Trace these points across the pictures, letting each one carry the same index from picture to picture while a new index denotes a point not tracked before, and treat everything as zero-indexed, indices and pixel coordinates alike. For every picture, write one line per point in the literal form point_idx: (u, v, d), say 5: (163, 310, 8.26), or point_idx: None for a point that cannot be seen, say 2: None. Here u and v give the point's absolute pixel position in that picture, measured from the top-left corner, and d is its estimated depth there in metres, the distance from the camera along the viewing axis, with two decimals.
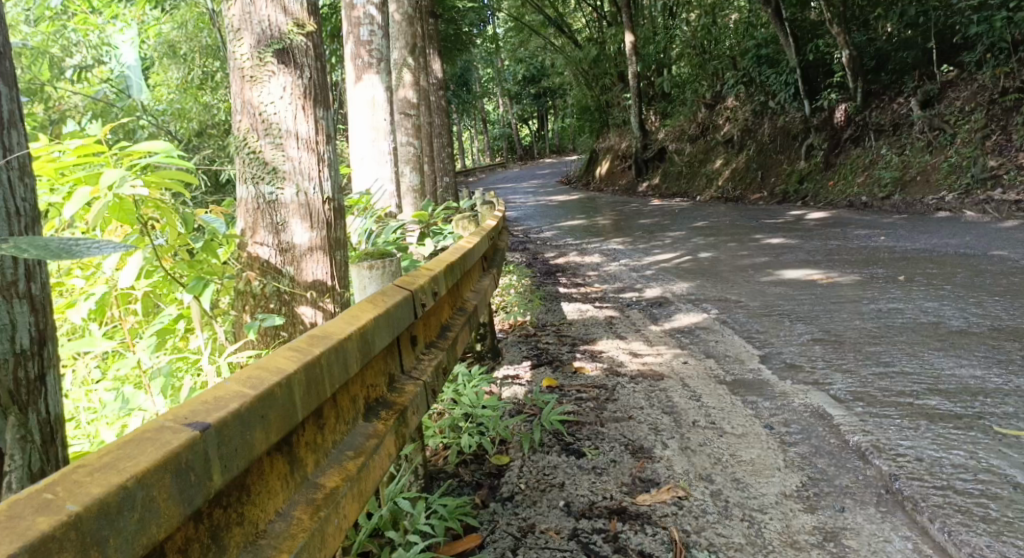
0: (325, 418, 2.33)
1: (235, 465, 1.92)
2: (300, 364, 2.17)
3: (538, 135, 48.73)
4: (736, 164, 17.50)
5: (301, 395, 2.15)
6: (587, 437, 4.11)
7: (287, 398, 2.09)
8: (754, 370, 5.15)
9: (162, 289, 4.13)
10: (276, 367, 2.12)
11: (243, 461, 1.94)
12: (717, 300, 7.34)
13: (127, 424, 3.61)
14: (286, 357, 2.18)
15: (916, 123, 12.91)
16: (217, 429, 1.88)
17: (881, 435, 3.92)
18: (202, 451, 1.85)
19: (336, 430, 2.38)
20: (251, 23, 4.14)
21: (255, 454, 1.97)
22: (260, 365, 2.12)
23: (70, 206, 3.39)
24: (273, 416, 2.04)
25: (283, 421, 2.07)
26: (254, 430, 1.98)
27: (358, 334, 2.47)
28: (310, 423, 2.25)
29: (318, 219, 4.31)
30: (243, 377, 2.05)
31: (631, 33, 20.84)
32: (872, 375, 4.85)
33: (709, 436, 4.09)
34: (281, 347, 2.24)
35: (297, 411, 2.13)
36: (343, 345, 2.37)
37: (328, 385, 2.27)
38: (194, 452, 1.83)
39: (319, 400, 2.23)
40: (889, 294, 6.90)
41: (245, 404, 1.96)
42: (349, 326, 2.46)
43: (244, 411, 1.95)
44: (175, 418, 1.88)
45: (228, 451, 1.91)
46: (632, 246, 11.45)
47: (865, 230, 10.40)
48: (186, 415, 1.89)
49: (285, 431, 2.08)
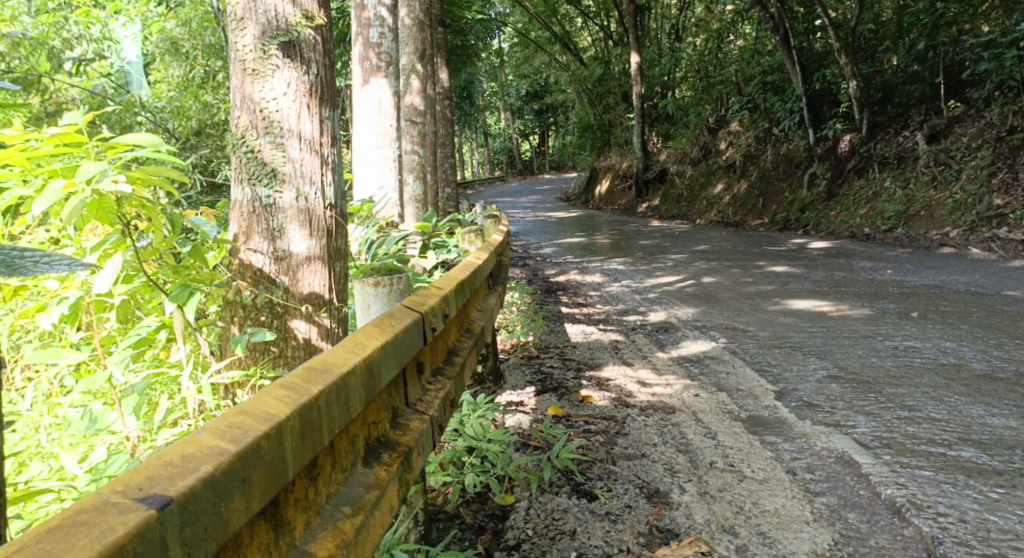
0: (319, 469, 2.09)
1: (202, 549, 1.75)
2: (294, 410, 1.97)
3: (539, 152, 48.36)
4: (737, 189, 17.19)
5: (293, 448, 1.96)
6: (599, 476, 3.80)
7: (274, 452, 1.91)
8: (770, 407, 4.82)
9: (142, 296, 3.80)
10: (263, 414, 1.93)
11: (213, 543, 1.77)
12: (723, 328, 7.01)
13: (91, 449, 3.29)
14: (276, 400, 1.98)
15: (922, 157, 12.62)
16: (180, 505, 1.72)
17: (918, 489, 3.66)
18: (156, 537, 1.68)
19: (331, 482, 2.13)
20: (257, 13, 3.85)
21: (229, 530, 1.80)
22: (245, 411, 1.93)
23: (41, 199, 3.06)
24: (256, 477, 1.87)
25: (267, 480, 1.89)
26: (231, 498, 1.81)
27: (363, 367, 2.22)
28: (301, 477, 2.03)
29: (319, 227, 4.01)
30: (222, 426, 1.88)
31: (636, 54, 20.68)
32: (897, 418, 4.52)
33: (729, 480, 3.78)
34: (272, 384, 2.04)
35: (285, 469, 1.94)
36: (345, 382, 2.14)
37: (324, 430, 2.05)
38: (144, 542, 1.66)
39: (313, 451, 2.02)
40: (903, 330, 6.58)
41: (219, 468, 1.79)
42: (352, 357, 2.22)
43: (218, 476, 1.79)
44: (126, 491, 1.71)
45: (195, 533, 1.74)
46: (634, 267, 11.12)
47: (871, 262, 10.11)
48: (140, 486, 1.72)
49: (268, 494, 1.89)
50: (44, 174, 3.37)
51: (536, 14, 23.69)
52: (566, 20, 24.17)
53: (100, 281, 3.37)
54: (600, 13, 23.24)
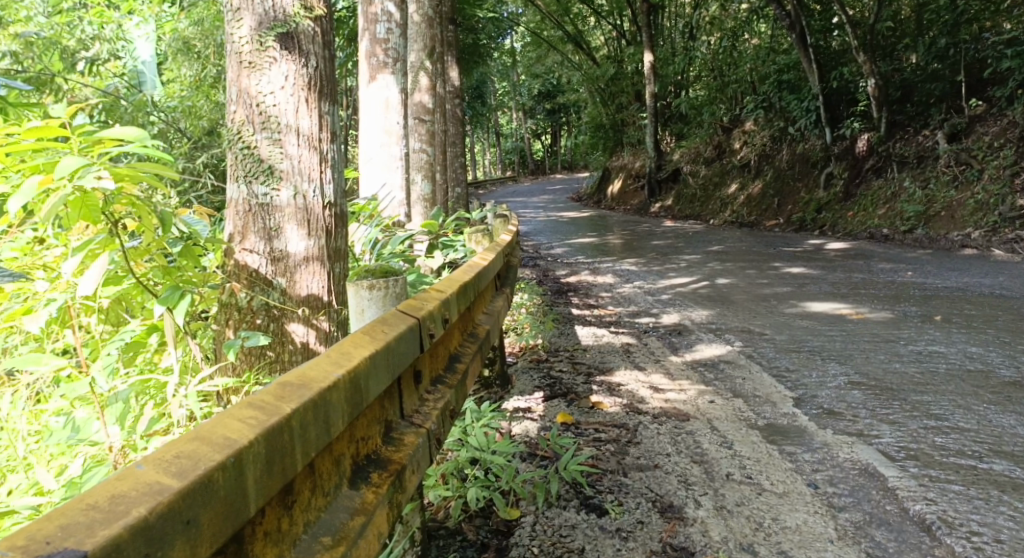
0: (294, 497, 1.94)
1: None
2: (257, 435, 1.82)
3: (551, 151, 48.13)
4: (751, 189, 16.92)
5: (255, 479, 1.81)
6: (609, 489, 3.61)
7: (231, 486, 1.76)
8: (789, 414, 4.60)
9: (132, 297, 3.65)
10: (221, 441, 1.79)
11: None
12: (739, 331, 6.79)
13: (72, 460, 3.14)
14: (238, 423, 1.83)
15: (942, 156, 12.36)
16: None
17: (949, 506, 3.45)
18: None
19: (308, 510, 1.98)
20: (253, 3, 3.69)
21: None
22: (202, 436, 1.79)
23: (17, 195, 2.91)
24: (207, 516, 1.72)
25: (220, 519, 1.74)
26: (170, 544, 1.66)
27: (346, 382, 2.07)
28: (271, 507, 1.88)
29: (317, 226, 3.85)
30: (171, 455, 1.74)
31: (650, 52, 20.44)
32: (924, 428, 4.30)
33: (746, 493, 3.58)
34: (240, 404, 1.90)
35: (246, 503, 1.79)
36: (324, 398, 2.00)
37: (297, 455, 1.90)
38: None
39: (281, 480, 1.87)
40: (927, 335, 6.33)
41: (156, 510, 1.65)
42: (335, 370, 2.07)
43: (156, 519, 1.64)
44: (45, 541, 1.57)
45: None
46: (646, 268, 10.91)
47: (890, 263, 9.87)
48: (49, 539, 1.57)
49: (223, 532, 1.74)
50: (25, 170, 3.22)
51: (549, 13, 23.45)
52: (578, 19, 23.92)
53: (84, 284, 3.22)
54: (613, 12, 23.01)
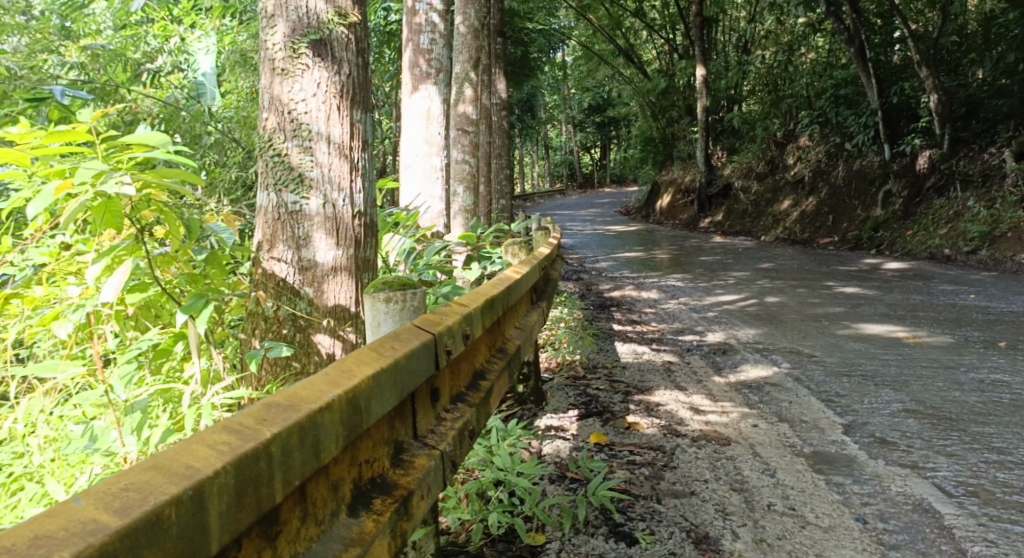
0: (278, 528, 1.85)
1: None
2: (226, 463, 1.72)
3: (600, 165, 47.89)
4: (805, 206, 16.52)
5: (219, 513, 1.70)
6: (641, 517, 3.45)
7: (187, 522, 1.65)
8: (838, 442, 4.37)
9: (159, 303, 3.58)
10: (182, 471, 1.68)
11: None
12: (787, 352, 6.55)
13: (87, 471, 3.08)
14: (208, 449, 1.74)
15: (1010, 174, 11.87)
16: None
17: (1010, 549, 3.23)
18: None
19: (292, 542, 1.88)
20: (287, 10, 3.63)
21: None
22: (166, 462, 1.69)
23: (35, 201, 2.84)
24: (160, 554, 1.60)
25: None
26: None
27: (341, 403, 1.99)
28: (246, 541, 1.78)
29: (346, 236, 3.76)
30: (129, 483, 1.64)
31: (701, 67, 20.17)
32: (985, 463, 4.05)
33: (788, 526, 3.38)
34: (216, 427, 1.81)
35: (208, 536, 1.68)
36: (315, 420, 1.91)
37: (275, 484, 1.81)
38: None
39: (254, 512, 1.76)
40: (991, 362, 6.01)
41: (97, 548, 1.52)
42: (330, 391, 1.99)
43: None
44: None
45: None
46: (693, 284, 10.67)
47: (951, 285, 9.49)
48: None
49: None
50: (50, 175, 3.16)
51: (600, 27, 23.28)
52: (630, 32, 23.73)
53: (106, 291, 3.14)
54: (666, 25, 22.74)
